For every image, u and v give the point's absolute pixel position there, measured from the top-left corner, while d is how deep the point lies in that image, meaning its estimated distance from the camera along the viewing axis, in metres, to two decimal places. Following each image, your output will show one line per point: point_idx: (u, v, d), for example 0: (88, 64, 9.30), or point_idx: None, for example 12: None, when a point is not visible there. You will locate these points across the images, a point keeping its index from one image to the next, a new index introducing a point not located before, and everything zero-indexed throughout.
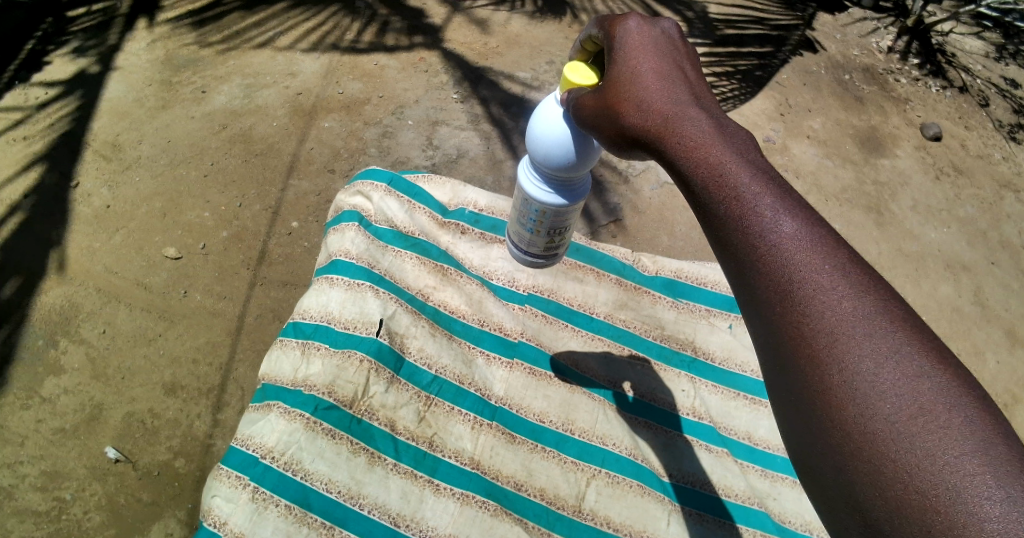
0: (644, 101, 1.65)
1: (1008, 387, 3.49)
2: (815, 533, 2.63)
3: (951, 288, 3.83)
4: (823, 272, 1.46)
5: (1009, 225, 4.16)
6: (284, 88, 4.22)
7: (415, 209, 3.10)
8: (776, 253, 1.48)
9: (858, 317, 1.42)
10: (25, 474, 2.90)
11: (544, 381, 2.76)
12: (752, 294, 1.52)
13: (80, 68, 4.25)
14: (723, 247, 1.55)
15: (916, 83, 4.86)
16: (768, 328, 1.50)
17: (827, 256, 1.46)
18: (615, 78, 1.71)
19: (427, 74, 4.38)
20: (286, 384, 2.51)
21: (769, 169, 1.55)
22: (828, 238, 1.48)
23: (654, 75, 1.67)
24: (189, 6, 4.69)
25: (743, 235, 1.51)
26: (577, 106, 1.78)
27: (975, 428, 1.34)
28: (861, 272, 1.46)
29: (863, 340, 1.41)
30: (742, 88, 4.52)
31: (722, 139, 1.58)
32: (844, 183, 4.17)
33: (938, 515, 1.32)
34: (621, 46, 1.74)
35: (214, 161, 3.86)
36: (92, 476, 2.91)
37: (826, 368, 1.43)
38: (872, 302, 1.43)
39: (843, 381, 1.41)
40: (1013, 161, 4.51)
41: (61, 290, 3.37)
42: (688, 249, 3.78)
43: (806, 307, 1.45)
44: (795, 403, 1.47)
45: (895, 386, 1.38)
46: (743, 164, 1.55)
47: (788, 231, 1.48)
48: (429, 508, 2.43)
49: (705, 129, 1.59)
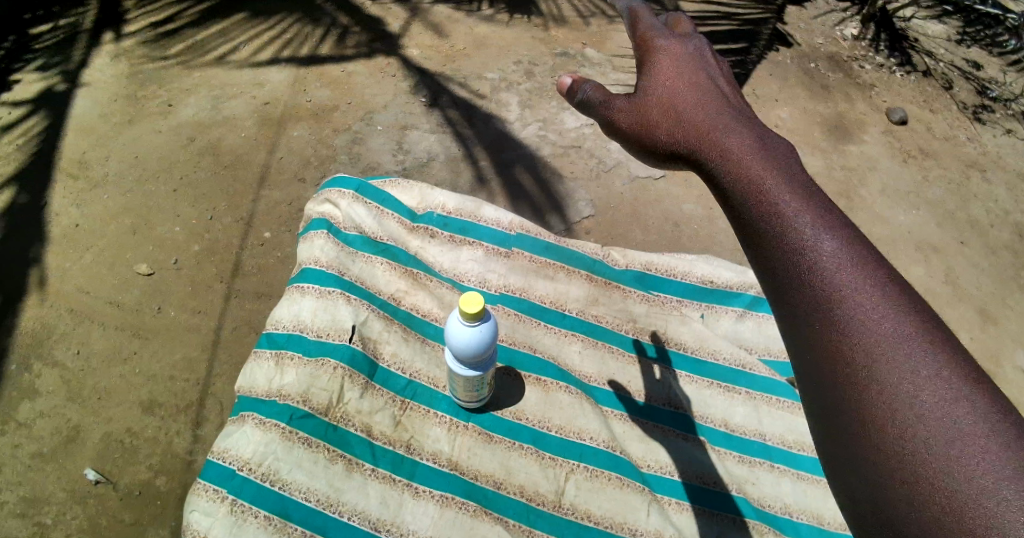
0: (693, 141, 1.95)
1: (982, 364, 3.57)
2: (793, 515, 2.68)
3: (922, 270, 3.89)
4: (863, 295, 1.64)
5: (977, 205, 4.23)
6: (252, 98, 4.19)
7: (384, 215, 3.09)
8: (817, 276, 1.68)
9: (893, 331, 1.60)
10: (3, 501, 2.86)
11: (519, 380, 2.75)
12: (791, 311, 1.71)
13: (44, 86, 4.18)
14: (767, 269, 1.76)
15: (880, 69, 4.92)
16: (805, 342, 1.68)
17: (867, 281, 1.65)
18: (665, 113, 2.01)
19: (395, 79, 4.37)
20: (260, 395, 2.51)
21: (817, 204, 1.76)
22: (871, 265, 1.67)
23: (706, 119, 1.96)
24: (152, 19, 4.60)
25: (787, 258, 1.72)
26: (622, 116, 2.07)
27: (1002, 445, 1.48)
28: (900, 295, 1.63)
29: (899, 357, 1.58)
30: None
31: (773, 177, 1.80)
32: (813, 170, 4.22)
33: (961, 520, 1.46)
34: (670, 88, 2.05)
35: (183, 175, 3.82)
36: (71, 500, 2.88)
37: (860, 381, 1.60)
38: (907, 325, 1.60)
39: (875, 392, 1.58)
40: (978, 141, 4.57)
41: (32, 312, 3.32)
42: (661, 242, 3.81)
43: (834, 305, 1.65)
44: (829, 411, 1.63)
45: (926, 400, 1.54)
46: (791, 198, 1.77)
47: (829, 255, 1.68)
48: (408, 512, 2.42)
49: (757, 170, 1.83)
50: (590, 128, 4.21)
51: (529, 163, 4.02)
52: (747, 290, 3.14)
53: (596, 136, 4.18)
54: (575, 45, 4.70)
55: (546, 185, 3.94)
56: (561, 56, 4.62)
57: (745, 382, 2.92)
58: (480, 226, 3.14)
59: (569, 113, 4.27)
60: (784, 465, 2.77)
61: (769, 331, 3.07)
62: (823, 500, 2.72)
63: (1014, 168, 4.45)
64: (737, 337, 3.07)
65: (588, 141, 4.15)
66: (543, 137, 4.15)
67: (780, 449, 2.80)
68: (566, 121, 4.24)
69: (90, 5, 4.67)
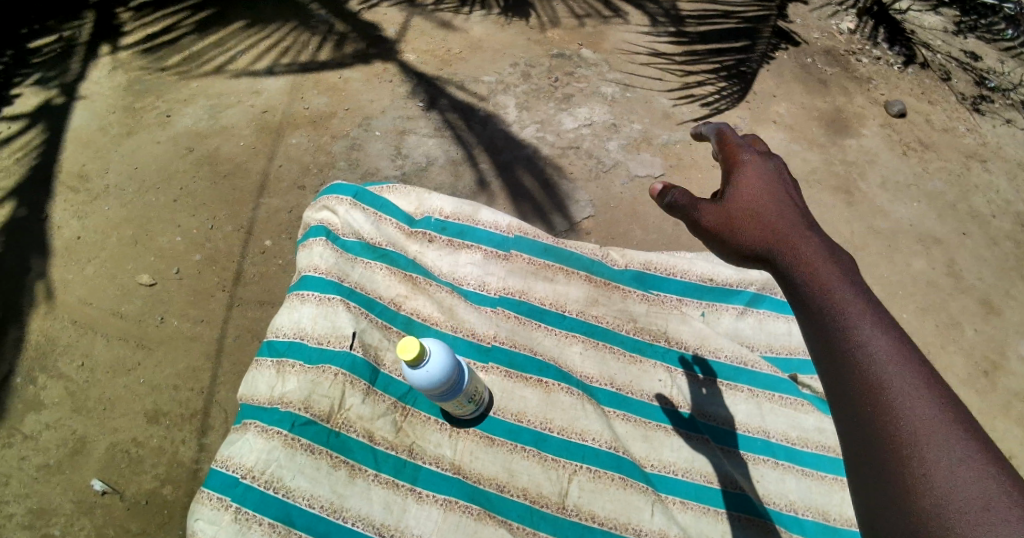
0: (768, 236, 2.02)
1: (987, 354, 3.61)
2: (799, 511, 2.69)
3: (924, 262, 3.89)
4: (912, 385, 1.74)
5: (977, 196, 4.21)
6: (250, 107, 4.19)
7: (382, 221, 3.09)
8: (872, 365, 1.77)
9: (938, 420, 1.69)
10: (11, 513, 2.91)
11: (520, 383, 2.75)
12: (844, 392, 1.78)
13: (42, 99, 4.20)
14: (823, 352, 1.84)
15: (877, 62, 4.86)
16: (856, 424, 1.75)
17: (915, 372, 1.75)
18: (742, 207, 2.08)
19: (392, 83, 4.36)
20: (263, 403, 2.52)
21: (873, 302, 1.86)
22: (918, 360, 1.78)
23: (780, 219, 2.05)
24: (150, 31, 4.58)
25: (845, 345, 1.81)
26: (701, 209, 2.12)
27: None
28: (944, 391, 1.74)
29: (943, 444, 1.67)
30: (728, 102, 4.43)
31: (834, 274, 1.91)
32: (812, 165, 4.22)
33: None
34: (746, 184, 2.12)
35: (183, 186, 3.82)
36: (78, 511, 2.92)
37: (907, 463, 1.68)
38: (950, 416, 1.70)
39: (922, 475, 1.66)
40: (978, 132, 4.55)
41: (36, 324, 3.33)
42: (660, 241, 3.81)
43: (886, 392, 1.74)
44: (875, 488, 1.70)
45: (968, 487, 1.62)
46: (850, 294, 1.87)
47: (883, 347, 1.78)
48: (412, 516, 2.44)
49: (821, 266, 1.93)
50: (588, 128, 4.20)
51: (528, 165, 4.02)
52: (747, 287, 3.13)
53: (594, 135, 4.17)
54: (571, 45, 4.67)
55: (546, 186, 3.94)
56: (557, 57, 4.58)
57: (747, 380, 2.91)
58: (478, 230, 3.13)
59: (566, 114, 4.26)
60: (788, 462, 2.77)
61: (769, 328, 3.08)
62: (829, 497, 2.73)
63: (1014, 157, 4.43)
64: (738, 334, 3.07)
65: (587, 141, 4.14)
66: (541, 138, 4.14)
67: (783, 446, 2.80)
68: (564, 121, 4.22)
69: (87, 18, 4.64)
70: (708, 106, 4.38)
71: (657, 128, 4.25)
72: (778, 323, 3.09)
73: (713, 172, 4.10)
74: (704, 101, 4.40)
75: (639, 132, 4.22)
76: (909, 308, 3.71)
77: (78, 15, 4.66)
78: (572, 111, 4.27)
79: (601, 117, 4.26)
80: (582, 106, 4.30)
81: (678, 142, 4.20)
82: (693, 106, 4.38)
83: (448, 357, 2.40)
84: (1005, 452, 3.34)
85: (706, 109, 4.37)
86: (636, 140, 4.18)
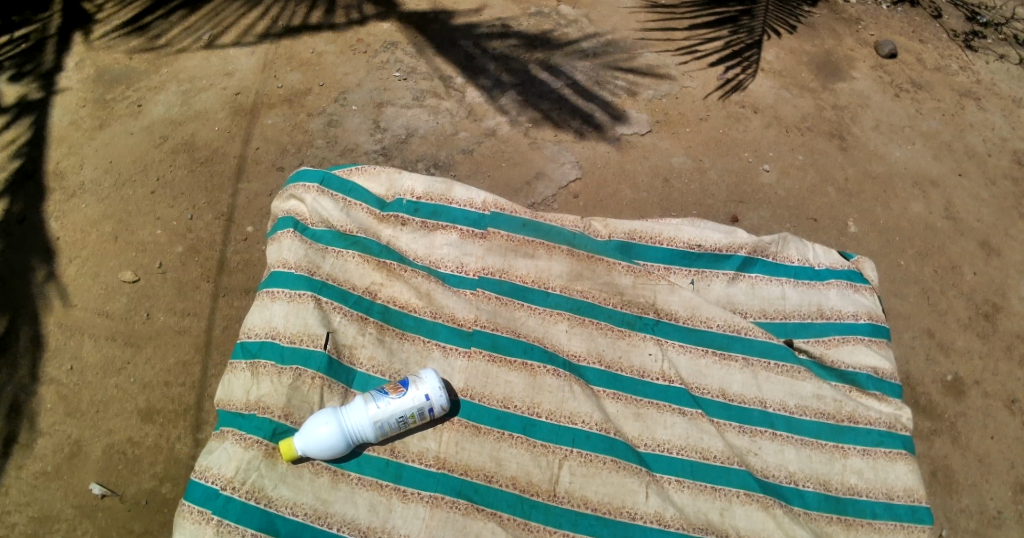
0: None
1: (988, 297, 3.51)
2: (799, 483, 2.65)
3: (921, 206, 3.77)
4: None
5: (973, 134, 4.07)
6: (222, 90, 3.97)
7: (351, 206, 2.99)
8: None
9: None
10: (13, 523, 2.82)
11: (504, 367, 2.70)
12: None
13: (10, 93, 3.93)
14: None
15: (866, 1, 4.65)
16: None
17: None
18: None
19: (367, 54, 4.14)
20: (240, 409, 2.53)
21: None
22: None
23: None
24: (128, 18, 4.30)
25: None
26: None
27: None
28: None
29: None
30: (744, 67, 4.23)
31: None
32: (803, 111, 4.07)
33: None
34: None
35: (160, 176, 3.66)
36: (80, 515, 2.84)
37: None
38: None
39: None
40: (971, 69, 4.38)
41: (22, 329, 3.19)
42: (653, 200, 3.69)
43: None
44: None
45: None
46: None
47: None
48: (398, 515, 2.45)
49: None
50: (572, 87, 4.04)
51: (511, 129, 3.87)
52: (737, 251, 3.04)
53: (578, 94, 4.01)
54: (549, 2, 4.45)
55: (529, 150, 3.80)
56: (535, 15, 4.37)
57: (741, 348, 2.85)
58: (453, 209, 3.03)
59: (549, 73, 4.09)
60: (786, 433, 2.72)
61: (763, 293, 3.00)
62: (829, 466, 2.68)
63: (1009, 93, 4.28)
64: (730, 300, 2.99)
65: (569, 103, 3.98)
66: (523, 101, 3.97)
67: (781, 416, 2.75)
68: (545, 81, 4.06)
69: (55, 9, 4.33)
70: (715, 71, 4.20)
71: (641, 82, 4.09)
72: (771, 287, 3.02)
73: (701, 125, 3.96)
74: (715, 63, 4.24)
75: (624, 88, 4.06)
76: (908, 255, 3.61)
77: (46, 6, 4.35)
78: (553, 71, 4.10)
79: (584, 76, 4.09)
80: (566, 65, 4.13)
81: (665, 96, 4.05)
82: (693, 63, 4.22)
83: (322, 450, 2.43)
84: (1010, 397, 3.26)
85: (717, 78, 4.17)
86: (620, 97, 4.02)
